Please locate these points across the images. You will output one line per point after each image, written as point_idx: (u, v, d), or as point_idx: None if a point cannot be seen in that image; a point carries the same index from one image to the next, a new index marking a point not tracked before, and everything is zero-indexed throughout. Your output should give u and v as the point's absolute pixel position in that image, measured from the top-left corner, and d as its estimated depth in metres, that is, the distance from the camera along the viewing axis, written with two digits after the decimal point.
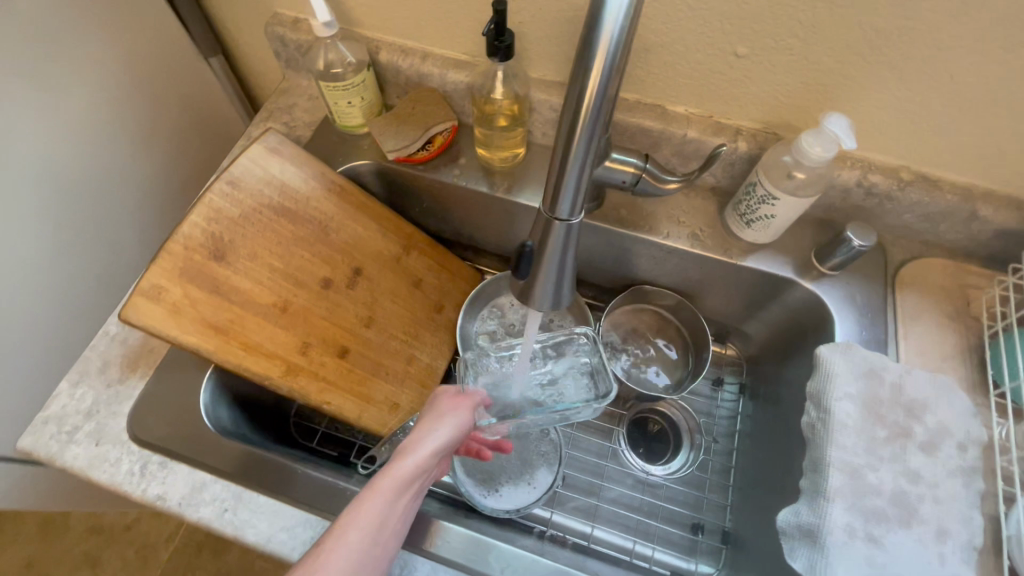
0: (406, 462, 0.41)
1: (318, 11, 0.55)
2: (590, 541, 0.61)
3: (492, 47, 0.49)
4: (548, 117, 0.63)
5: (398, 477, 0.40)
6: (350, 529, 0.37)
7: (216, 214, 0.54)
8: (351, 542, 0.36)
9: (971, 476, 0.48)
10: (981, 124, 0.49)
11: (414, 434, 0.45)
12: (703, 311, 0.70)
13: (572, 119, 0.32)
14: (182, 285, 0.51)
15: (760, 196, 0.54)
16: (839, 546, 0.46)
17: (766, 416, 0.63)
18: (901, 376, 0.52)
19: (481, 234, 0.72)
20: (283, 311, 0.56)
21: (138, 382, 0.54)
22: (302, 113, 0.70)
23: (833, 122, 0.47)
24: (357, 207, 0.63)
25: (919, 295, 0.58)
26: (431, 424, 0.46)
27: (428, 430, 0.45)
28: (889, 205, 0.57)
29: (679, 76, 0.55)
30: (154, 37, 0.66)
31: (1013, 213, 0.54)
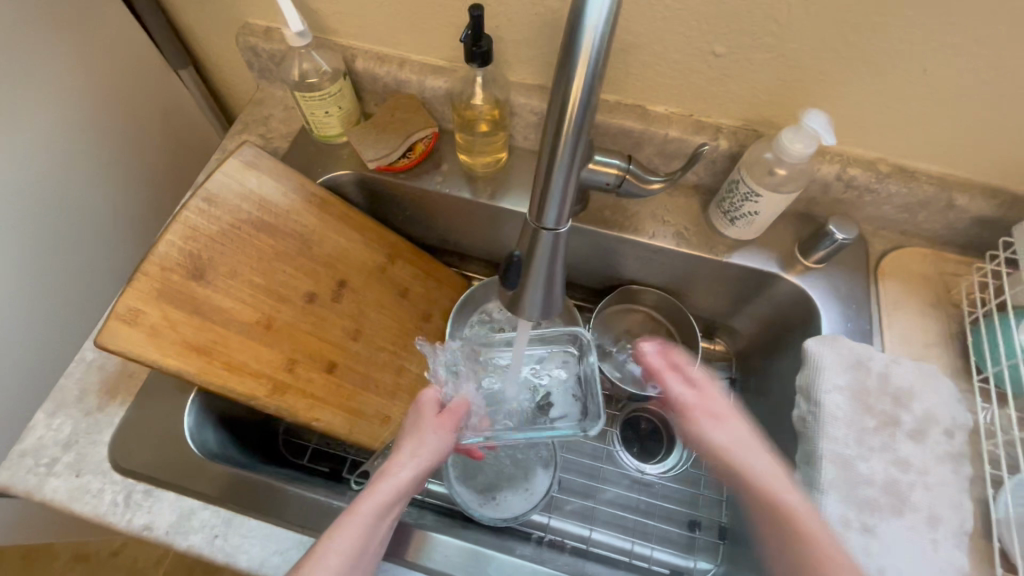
0: (387, 483, 0.43)
1: (291, 21, 0.53)
2: (588, 545, 0.61)
3: (470, 53, 0.48)
4: (529, 121, 0.62)
5: (379, 501, 0.42)
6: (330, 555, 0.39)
7: (193, 232, 0.53)
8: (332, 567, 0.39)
9: (959, 461, 0.49)
10: (954, 115, 0.50)
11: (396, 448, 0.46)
12: (691, 308, 0.70)
13: (557, 125, 0.31)
14: (160, 306, 0.50)
15: (743, 193, 0.54)
16: (834, 538, 0.47)
17: (757, 410, 0.64)
18: (888, 365, 0.53)
19: (466, 240, 0.72)
20: (267, 328, 0.55)
21: (119, 409, 0.52)
22: (278, 124, 0.68)
23: (813, 118, 0.47)
24: (339, 218, 0.62)
25: (901, 284, 0.59)
26: (414, 436, 0.47)
27: (410, 443, 0.46)
28: (869, 197, 0.58)
29: (659, 77, 0.55)
30: (119, 51, 0.64)
31: (987, 201, 0.55)
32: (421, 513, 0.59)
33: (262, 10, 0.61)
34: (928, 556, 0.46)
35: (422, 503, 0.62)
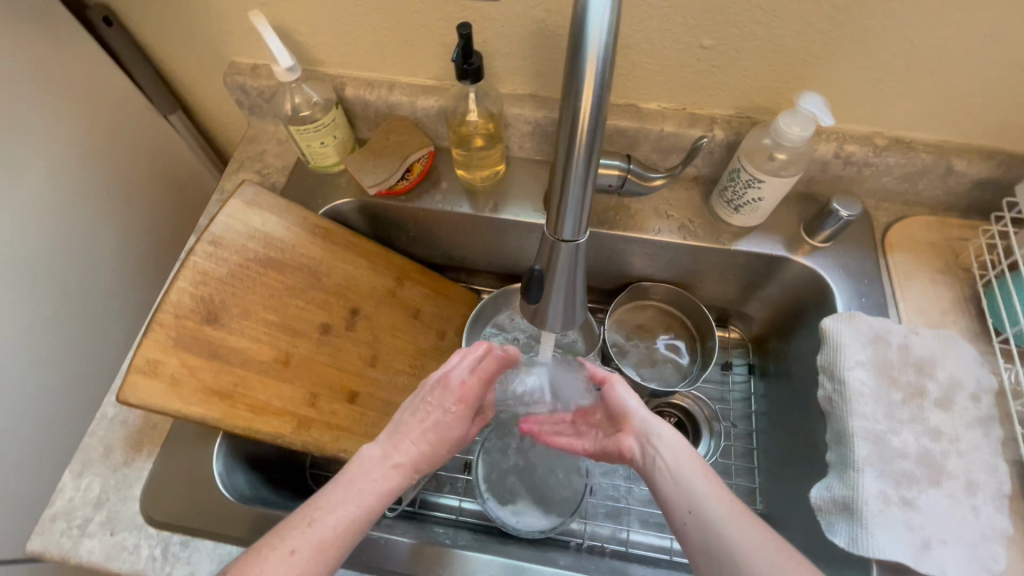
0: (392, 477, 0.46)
1: (280, 57, 0.53)
2: (627, 547, 0.60)
3: (461, 71, 0.49)
4: (523, 130, 0.63)
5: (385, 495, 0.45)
6: (332, 547, 0.41)
7: (202, 276, 0.53)
8: (331, 559, 0.41)
9: (988, 425, 0.49)
10: (944, 83, 0.50)
11: (405, 440, 0.48)
12: (703, 299, 0.70)
13: (569, 138, 0.31)
14: (178, 355, 0.50)
15: (745, 180, 0.54)
16: (877, 515, 0.46)
17: (780, 393, 0.64)
18: (906, 336, 0.53)
19: (471, 254, 0.72)
20: (285, 365, 0.54)
21: (147, 461, 0.52)
22: (274, 159, 0.69)
23: (809, 101, 0.47)
24: (344, 246, 0.62)
25: (909, 254, 0.59)
26: (421, 430, 0.49)
27: (419, 438, 0.48)
28: (868, 171, 0.58)
29: (649, 74, 0.55)
30: (108, 103, 0.64)
31: (985, 163, 0.55)
32: (458, 533, 0.58)
33: (248, 49, 0.61)
34: (970, 520, 0.46)
35: (456, 522, 0.61)
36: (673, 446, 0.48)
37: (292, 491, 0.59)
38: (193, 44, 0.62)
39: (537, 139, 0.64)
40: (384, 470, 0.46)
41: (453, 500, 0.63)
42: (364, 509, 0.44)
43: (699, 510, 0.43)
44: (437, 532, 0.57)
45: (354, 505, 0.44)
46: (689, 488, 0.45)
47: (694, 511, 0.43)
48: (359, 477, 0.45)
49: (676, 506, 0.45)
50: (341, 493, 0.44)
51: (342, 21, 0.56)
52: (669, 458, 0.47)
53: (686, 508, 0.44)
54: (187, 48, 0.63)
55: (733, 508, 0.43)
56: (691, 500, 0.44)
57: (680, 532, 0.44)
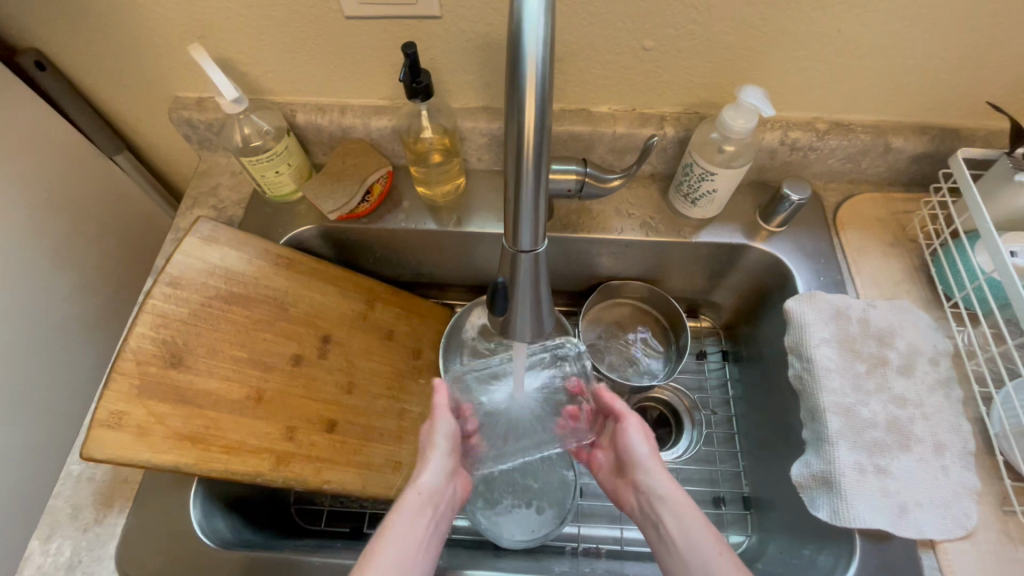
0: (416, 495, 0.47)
1: (224, 89, 0.52)
2: (622, 544, 0.61)
3: (411, 90, 0.49)
4: (479, 143, 0.63)
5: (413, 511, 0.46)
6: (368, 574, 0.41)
7: (163, 318, 0.51)
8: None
9: (949, 386, 0.51)
10: (874, 67, 0.53)
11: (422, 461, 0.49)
12: (671, 292, 0.71)
13: (517, 152, 0.32)
14: (144, 403, 0.48)
15: (698, 174, 0.56)
16: (854, 487, 0.48)
17: (754, 376, 0.66)
18: (865, 310, 0.55)
19: (439, 269, 0.71)
20: (258, 401, 0.53)
21: (118, 517, 0.50)
22: (229, 191, 0.67)
23: (749, 94, 0.49)
24: (310, 275, 0.61)
25: (861, 230, 0.62)
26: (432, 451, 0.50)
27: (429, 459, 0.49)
28: (813, 155, 0.60)
29: (596, 80, 0.56)
30: (48, 149, 0.62)
31: (919, 138, 0.58)
32: (452, 552, 0.58)
33: (192, 83, 0.60)
34: (941, 480, 0.48)
35: (449, 541, 0.61)
36: (687, 514, 0.47)
37: (277, 529, 0.58)
38: (134, 82, 0.61)
39: (494, 150, 0.64)
40: (434, 466, 0.49)
41: None
42: (420, 521, 0.46)
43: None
44: None
45: (415, 524, 0.45)
46: (701, 563, 0.44)
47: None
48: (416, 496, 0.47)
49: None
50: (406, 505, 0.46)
51: (287, 48, 0.55)
52: (683, 528, 0.46)
53: None
54: (128, 86, 0.61)
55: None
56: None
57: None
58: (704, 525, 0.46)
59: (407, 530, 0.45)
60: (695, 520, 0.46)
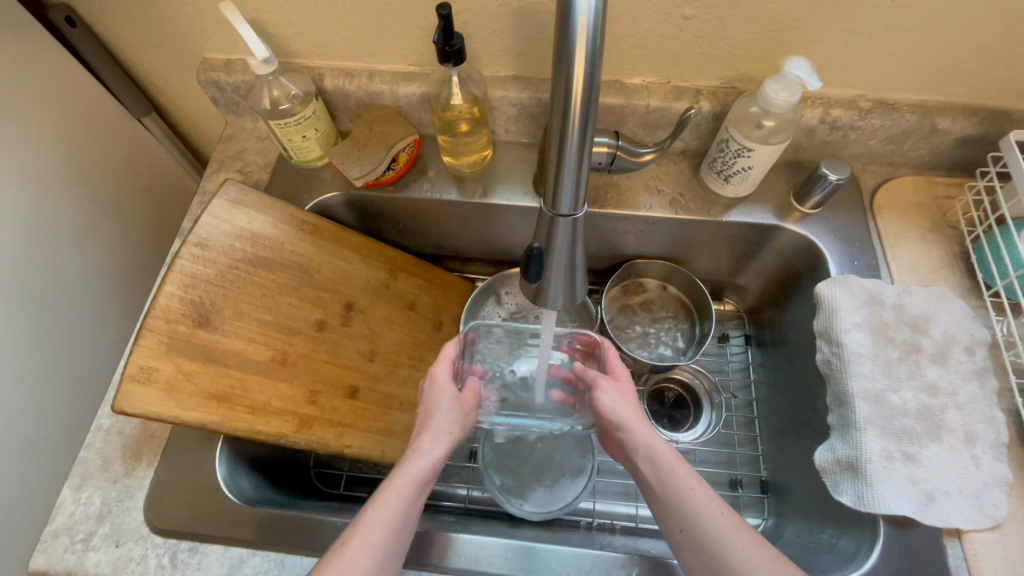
0: (403, 476, 0.44)
1: (254, 49, 0.52)
2: (637, 522, 0.61)
3: (443, 53, 0.48)
4: (508, 113, 0.62)
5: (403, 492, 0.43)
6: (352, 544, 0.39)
7: (191, 279, 0.51)
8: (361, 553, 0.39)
9: (984, 376, 0.50)
10: (925, 42, 0.50)
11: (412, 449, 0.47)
12: (697, 272, 0.70)
13: (564, 112, 0.31)
14: (173, 360, 0.48)
15: (734, 150, 0.54)
16: (881, 473, 0.47)
17: (778, 361, 0.65)
18: (900, 296, 0.54)
19: (462, 242, 0.71)
20: (282, 364, 0.53)
21: (147, 470, 0.51)
22: (255, 156, 0.67)
23: (795, 65, 0.47)
24: (335, 242, 0.61)
25: (899, 215, 0.60)
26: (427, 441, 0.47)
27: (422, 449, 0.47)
28: (854, 134, 0.58)
29: (631, 48, 0.55)
30: (77, 108, 0.62)
31: (968, 120, 0.56)
32: (469, 520, 0.58)
33: (221, 44, 0.60)
34: (973, 469, 0.47)
35: (465, 510, 0.61)
36: (658, 459, 0.46)
37: (298, 490, 0.59)
38: (162, 41, 0.60)
39: (523, 122, 0.63)
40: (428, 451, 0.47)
41: (461, 488, 0.63)
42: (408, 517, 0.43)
43: (690, 527, 0.41)
44: (446, 521, 0.57)
45: (403, 519, 0.42)
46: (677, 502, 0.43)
47: (686, 529, 0.42)
48: (409, 479, 0.44)
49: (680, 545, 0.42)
50: (390, 495, 0.43)
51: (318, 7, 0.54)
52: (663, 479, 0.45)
53: (676, 526, 0.42)
54: (157, 45, 0.61)
55: (730, 521, 0.41)
56: (682, 515, 0.42)
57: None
58: (678, 464, 0.45)
59: (393, 527, 0.41)
60: (672, 465, 0.45)
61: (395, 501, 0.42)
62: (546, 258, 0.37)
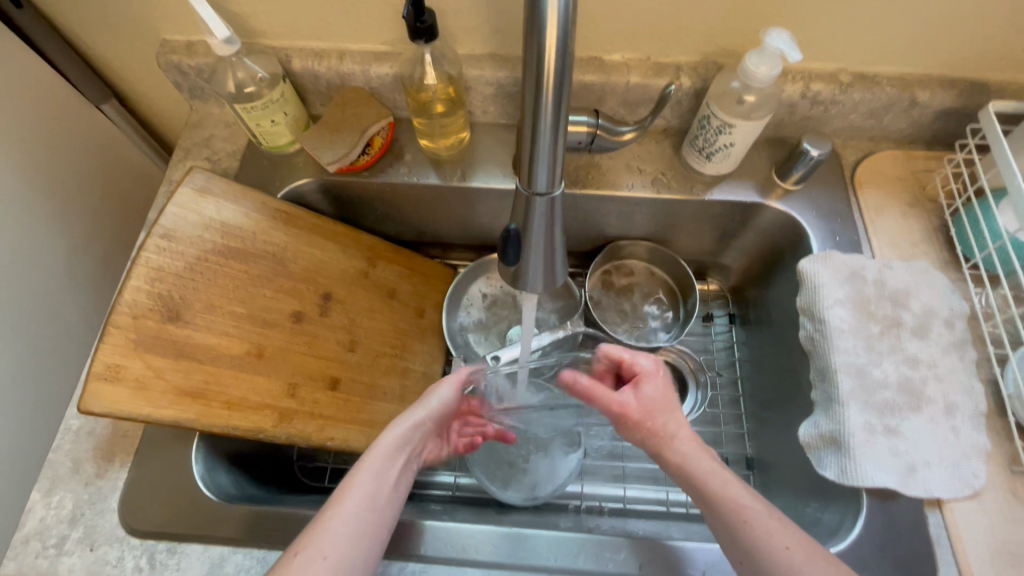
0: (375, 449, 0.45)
1: (214, 28, 0.49)
2: (625, 503, 0.61)
3: (414, 30, 0.46)
4: (485, 93, 0.60)
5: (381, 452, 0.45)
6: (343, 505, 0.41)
7: (158, 272, 0.49)
8: (346, 512, 0.40)
9: (963, 348, 0.50)
10: (905, 13, 0.50)
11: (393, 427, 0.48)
12: (680, 253, 0.70)
13: (537, 85, 0.30)
14: (142, 357, 0.46)
15: (716, 127, 0.53)
16: (864, 446, 0.47)
17: (762, 338, 0.65)
18: (881, 271, 0.54)
19: (443, 228, 0.70)
20: (259, 357, 0.52)
21: (120, 470, 0.49)
22: (223, 143, 0.64)
23: (774, 37, 0.46)
24: (311, 231, 0.59)
25: (880, 189, 0.59)
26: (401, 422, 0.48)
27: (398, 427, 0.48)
28: (834, 109, 0.58)
29: (610, 23, 0.53)
30: (29, 94, 0.59)
31: (947, 92, 0.55)
32: (456, 508, 0.58)
33: (181, 24, 0.57)
34: (957, 440, 0.47)
35: (453, 498, 0.61)
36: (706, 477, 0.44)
37: (281, 484, 0.58)
38: (117, 22, 0.57)
39: (501, 102, 0.61)
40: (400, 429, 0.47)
41: (448, 476, 0.62)
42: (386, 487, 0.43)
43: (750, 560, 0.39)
44: (432, 509, 0.56)
45: (382, 494, 0.43)
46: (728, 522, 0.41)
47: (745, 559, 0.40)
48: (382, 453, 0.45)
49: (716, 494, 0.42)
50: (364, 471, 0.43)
51: None
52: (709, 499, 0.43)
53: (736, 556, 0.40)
54: (112, 27, 0.58)
55: (796, 553, 0.38)
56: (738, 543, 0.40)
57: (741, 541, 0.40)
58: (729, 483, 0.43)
59: (370, 495, 0.42)
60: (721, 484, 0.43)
61: (369, 472, 0.43)
62: (524, 239, 0.36)
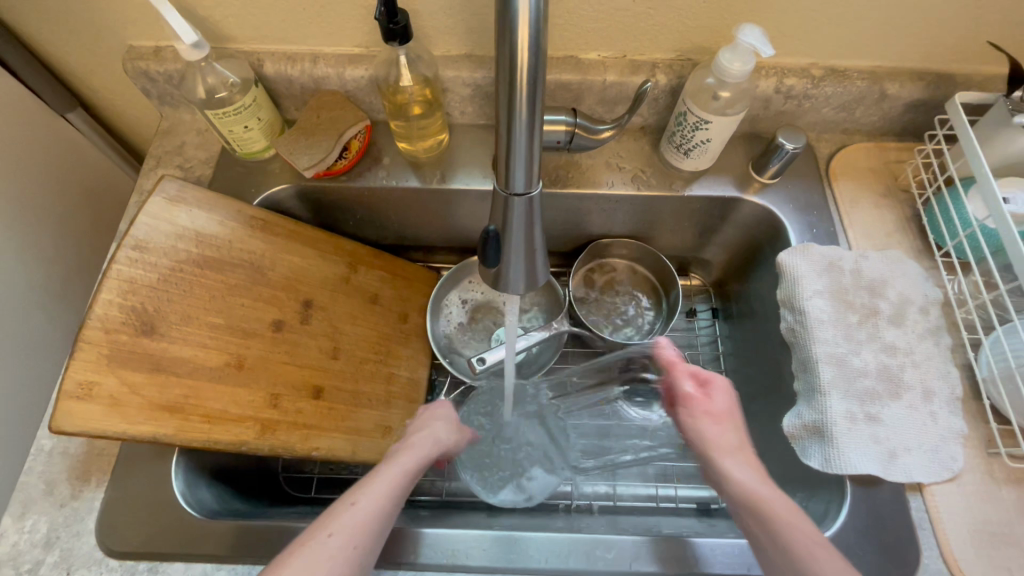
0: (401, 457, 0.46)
1: (181, 32, 0.48)
2: (615, 501, 0.61)
3: (388, 32, 0.46)
4: (463, 94, 0.60)
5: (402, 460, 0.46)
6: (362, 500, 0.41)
7: (130, 284, 0.48)
8: (364, 507, 0.41)
9: (938, 334, 0.52)
10: (873, 7, 0.51)
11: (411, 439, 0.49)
12: (662, 249, 0.70)
13: (511, 84, 0.29)
14: (116, 372, 0.45)
15: (692, 123, 0.54)
16: (846, 434, 0.48)
17: (744, 332, 0.65)
18: (857, 261, 0.55)
19: (424, 231, 0.69)
20: (239, 368, 0.51)
21: (97, 490, 0.48)
22: (195, 150, 0.63)
23: (747, 33, 0.46)
24: (289, 238, 0.58)
25: (854, 181, 0.60)
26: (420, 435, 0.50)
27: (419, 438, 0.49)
28: (808, 103, 0.58)
29: (585, 22, 0.53)
30: None
31: (915, 84, 0.57)
32: (445, 514, 0.57)
33: (148, 29, 0.55)
34: (934, 424, 0.48)
35: (442, 504, 0.61)
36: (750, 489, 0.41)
37: (267, 497, 0.57)
38: (81, 29, 0.55)
39: (478, 103, 0.61)
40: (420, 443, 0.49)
41: (437, 482, 0.62)
42: (400, 491, 0.44)
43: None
44: (421, 516, 0.56)
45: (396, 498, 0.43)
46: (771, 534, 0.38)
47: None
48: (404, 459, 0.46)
49: (771, 503, 0.40)
50: (386, 473, 0.44)
51: None
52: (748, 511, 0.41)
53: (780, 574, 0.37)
54: (76, 34, 0.56)
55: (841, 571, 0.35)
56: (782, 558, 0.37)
57: (790, 553, 0.37)
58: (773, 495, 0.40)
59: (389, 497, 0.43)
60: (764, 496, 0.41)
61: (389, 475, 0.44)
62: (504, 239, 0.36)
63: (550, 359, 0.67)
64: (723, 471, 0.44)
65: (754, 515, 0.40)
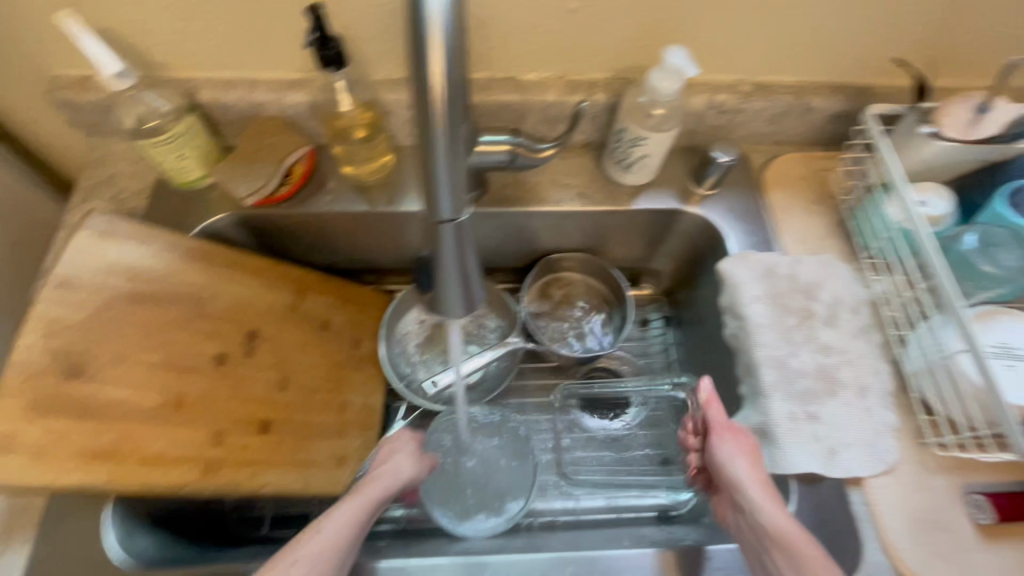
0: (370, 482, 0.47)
1: (104, 61, 0.48)
2: (577, 515, 0.62)
3: (323, 58, 0.47)
4: (405, 117, 0.60)
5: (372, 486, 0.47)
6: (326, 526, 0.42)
7: (54, 325, 0.46)
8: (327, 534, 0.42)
9: (869, 332, 0.54)
10: (789, 27, 0.54)
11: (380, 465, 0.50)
12: (613, 261, 0.71)
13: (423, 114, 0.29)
14: (39, 421, 0.43)
15: (630, 140, 0.56)
16: (788, 434, 0.50)
17: (694, 339, 0.67)
18: (792, 266, 0.57)
19: (374, 253, 0.68)
20: (178, 407, 0.49)
21: (22, 547, 0.45)
22: (128, 181, 0.61)
23: (673, 53, 0.48)
24: (230, 268, 0.56)
25: (786, 190, 0.63)
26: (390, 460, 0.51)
27: (388, 463, 0.50)
28: (739, 118, 0.61)
29: (522, 44, 0.55)
30: None
31: (836, 97, 0.60)
32: (404, 542, 0.56)
33: (71, 58, 0.53)
34: (870, 420, 0.50)
35: (403, 531, 0.60)
36: (779, 530, 0.41)
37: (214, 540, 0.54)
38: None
39: None
40: (390, 467, 0.50)
41: (396, 509, 0.61)
42: (367, 517, 0.45)
43: None
44: (378, 546, 0.55)
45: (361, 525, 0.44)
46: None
47: None
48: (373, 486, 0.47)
49: (801, 546, 0.40)
50: (352, 499, 0.45)
51: (179, 9, 0.50)
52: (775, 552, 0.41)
53: None
54: None
55: None
56: None
57: None
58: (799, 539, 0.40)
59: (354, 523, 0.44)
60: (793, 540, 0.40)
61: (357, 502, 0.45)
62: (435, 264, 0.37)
63: (505, 379, 0.66)
64: (751, 507, 0.43)
65: (783, 554, 0.40)
